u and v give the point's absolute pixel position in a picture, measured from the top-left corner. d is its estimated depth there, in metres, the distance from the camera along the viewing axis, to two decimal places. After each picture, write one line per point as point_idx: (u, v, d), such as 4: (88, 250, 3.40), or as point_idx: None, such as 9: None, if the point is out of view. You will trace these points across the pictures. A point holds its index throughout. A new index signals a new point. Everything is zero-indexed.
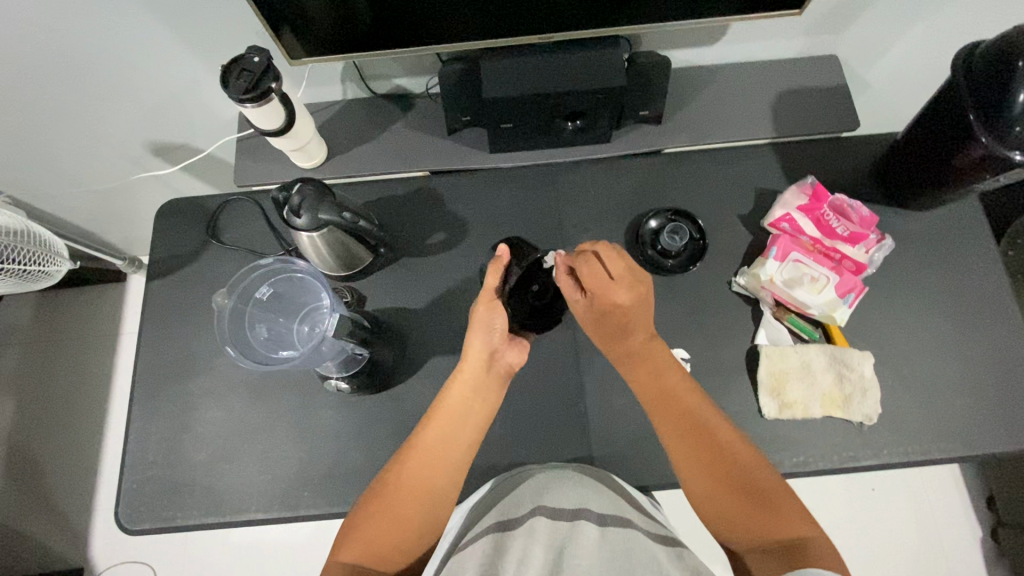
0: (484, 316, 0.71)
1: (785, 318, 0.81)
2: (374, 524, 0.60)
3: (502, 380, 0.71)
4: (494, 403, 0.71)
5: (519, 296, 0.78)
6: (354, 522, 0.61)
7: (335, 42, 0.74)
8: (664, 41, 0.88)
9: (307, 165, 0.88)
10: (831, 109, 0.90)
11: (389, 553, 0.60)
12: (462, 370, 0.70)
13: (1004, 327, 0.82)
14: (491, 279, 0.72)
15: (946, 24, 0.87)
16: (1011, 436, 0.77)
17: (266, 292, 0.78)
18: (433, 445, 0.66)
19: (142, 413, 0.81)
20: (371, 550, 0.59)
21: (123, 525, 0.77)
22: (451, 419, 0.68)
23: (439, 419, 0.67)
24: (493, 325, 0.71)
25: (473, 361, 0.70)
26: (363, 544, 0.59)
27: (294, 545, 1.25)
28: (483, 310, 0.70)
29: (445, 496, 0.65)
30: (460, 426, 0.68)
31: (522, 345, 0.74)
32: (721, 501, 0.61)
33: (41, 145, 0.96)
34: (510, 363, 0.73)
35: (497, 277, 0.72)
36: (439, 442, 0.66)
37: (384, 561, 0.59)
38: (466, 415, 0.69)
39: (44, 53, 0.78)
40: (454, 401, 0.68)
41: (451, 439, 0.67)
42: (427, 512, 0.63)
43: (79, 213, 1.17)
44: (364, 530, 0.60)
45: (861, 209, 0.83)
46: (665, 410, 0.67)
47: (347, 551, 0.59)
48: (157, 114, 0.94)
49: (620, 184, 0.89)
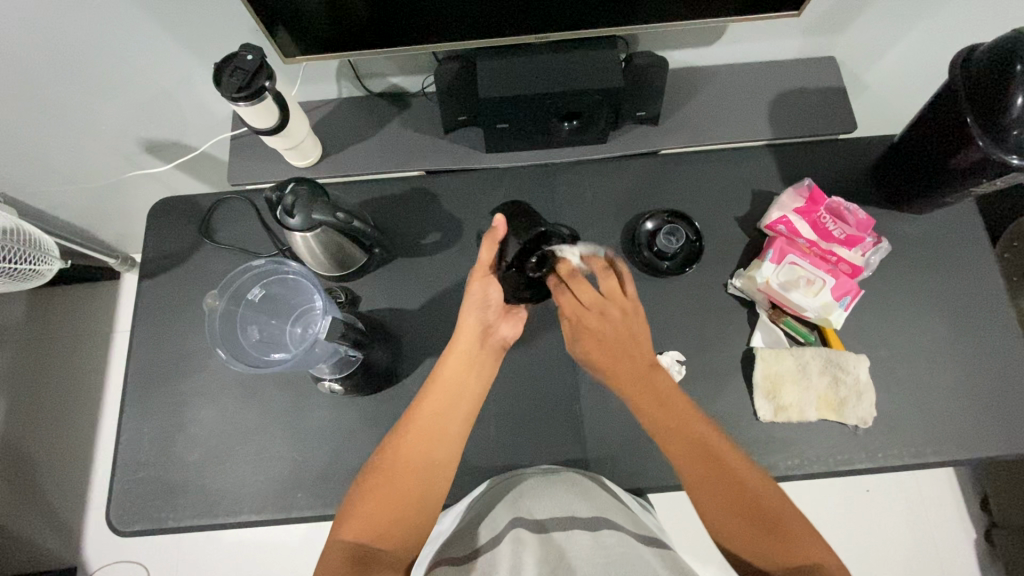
0: (478, 291, 0.71)
1: (781, 321, 0.80)
2: (372, 505, 0.60)
3: (497, 353, 0.73)
4: (488, 379, 0.71)
5: (516, 268, 0.77)
6: (351, 504, 0.61)
7: (329, 40, 0.73)
8: (662, 40, 0.87)
9: (300, 164, 0.87)
10: (829, 110, 0.89)
11: (389, 533, 0.59)
12: (457, 345, 0.70)
13: (1000, 330, 0.82)
14: (484, 254, 0.71)
15: (945, 26, 0.87)
16: (1007, 439, 0.77)
17: (258, 294, 0.77)
18: (427, 421, 0.66)
19: (134, 413, 0.81)
20: (372, 528, 0.59)
21: (115, 525, 0.76)
22: (447, 394, 0.67)
23: (436, 395, 0.67)
24: (487, 300, 0.72)
25: (466, 335, 0.70)
26: (362, 523, 0.59)
27: (289, 545, 1.25)
28: (477, 286, 0.71)
29: (442, 475, 0.64)
30: (455, 403, 0.67)
31: (517, 320, 0.76)
32: (714, 498, 0.61)
33: (32, 143, 0.95)
34: (503, 338, 0.74)
35: (491, 252, 0.71)
36: (434, 417, 0.66)
37: (385, 541, 0.59)
38: (462, 390, 0.68)
39: (34, 50, 0.77)
40: (449, 376, 0.68)
41: (447, 414, 0.66)
42: (426, 492, 0.62)
43: (71, 211, 1.17)
44: (362, 511, 0.60)
45: (858, 212, 0.83)
46: (672, 424, 0.66)
47: (346, 531, 0.59)
48: (150, 111, 0.93)
49: (617, 184, 0.88)
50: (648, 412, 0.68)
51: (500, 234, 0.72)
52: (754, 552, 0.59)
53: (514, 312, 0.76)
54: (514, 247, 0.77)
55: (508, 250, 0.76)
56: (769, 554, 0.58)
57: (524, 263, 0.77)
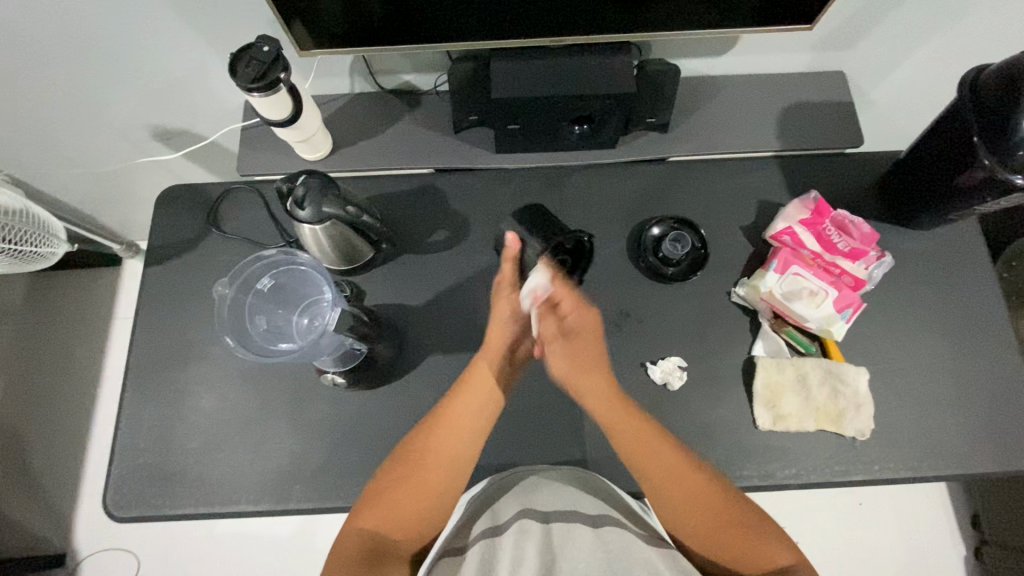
0: (506, 305, 0.73)
1: (783, 331, 0.81)
2: (393, 497, 0.61)
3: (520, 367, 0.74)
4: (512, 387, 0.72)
5: None
6: (371, 493, 0.62)
7: (345, 35, 0.74)
8: (674, 48, 0.88)
9: (311, 157, 0.88)
10: (836, 124, 0.90)
11: (406, 525, 0.61)
12: (488, 349, 0.72)
13: (998, 347, 0.83)
14: (507, 270, 0.73)
15: (953, 47, 0.88)
16: (1002, 456, 0.78)
17: (267, 284, 0.78)
18: (458, 415, 0.66)
19: (134, 399, 0.81)
20: (389, 521, 0.60)
21: (111, 511, 0.76)
22: (476, 394, 0.68)
23: (467, 391, 0.68)
24: (518, 310, 0.73)
25: (495, 346, 0.72)
26: (382, 514, 0.60)
27: (281, 538, 1.25)
28: (506, 298, 0.73)
29: (462, 473, 0.65)
30: (482, 404, 0.68)
31: None
32: (694, 502, 0.63)
33: (43, 125, 0.95)
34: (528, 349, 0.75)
35: (513, 270, 0.73)
36: (465, 413, 0.67)
37: (399, 532, 0.60)
38: (491, 390, 0.69)
39: (51, 33, 0.77)
40: (484, 375, 0.69)
41: (478, 409, 0.68)
42: (444, 489, 0.64)
43: (77, 194, 1.16)
44: (383, 501, 0.61)
45: (862, 226, 0.83)
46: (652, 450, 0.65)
47: (363, 521, 0.60)
48: (161, 99, 0.93)
49: (625, 188, 0.89)
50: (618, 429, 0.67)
51: (513, 250, 0.73)
52: (721, 553, 0.61)
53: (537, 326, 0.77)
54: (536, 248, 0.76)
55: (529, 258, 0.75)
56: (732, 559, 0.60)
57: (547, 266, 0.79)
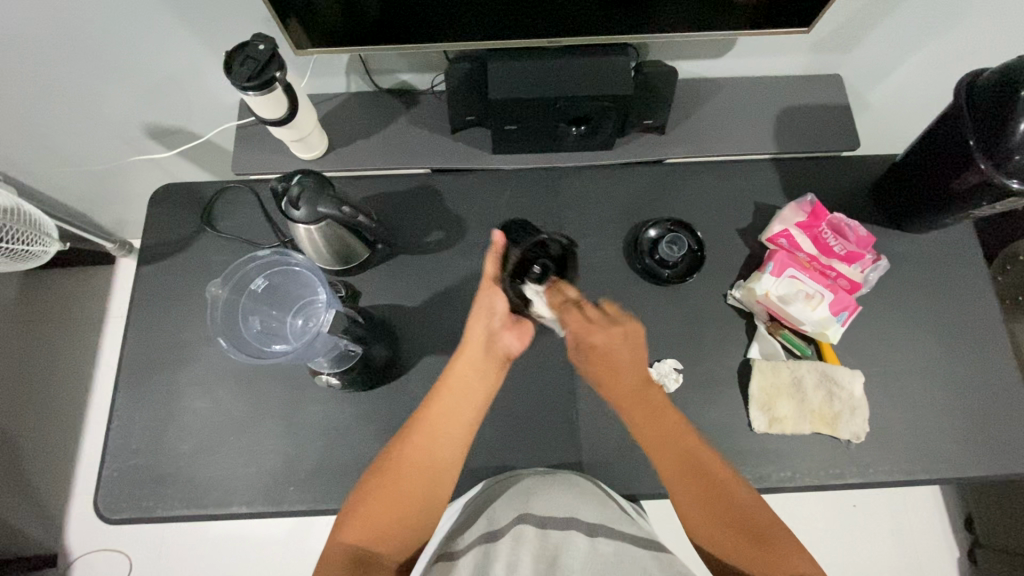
0: (485, 299, 0.75)
1: (778, 334, 0.81)
2: (376, 506, 0.61)
3: (501, 362, 0.73)
4: (493, 385, 0.71)
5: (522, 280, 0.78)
6: (355, 503, 0.62)
7: (341, 34, 0.73)
8: (672, 50, 0.88)
9: (306, 156, 0.87)
10: (833, 127, 0.91)
11: (389, 535, 0.61)
12: (464, 350, 0.72)
13: (993, 350, 0.83)
14: (489, 265, 0.76)
15: (950, 50, 0.88)
16: (996, 459, 0.78)
17: (261, 284, 0.77)
18: (435, 421, 0.66)
19: (126, 400, 0.80)
20: (371, 531, 0.60)
21: (102, 513, 0.75)
22: (452, 397, 0.68)
23: (444, 397, 0.68)
24: (493, 308, 0.74)
25: (471, 343, 0.72)
26: (364, 524, 0.61)
27: (275, 539, 1.24)
28: (483, 294, 0.75)
29: (445, 476, 0.65)
30: (460, 406, 0.68)
31: (523, 331, 0.75)
32: (693, 502, 0.65)
33: (35, 123, 0.94)
34: (508, 348, 0.74)
35: (495, 263, 0.77)
36: (442, 418, 0.66)
37: (383, 542, 0.60)
38: (468, 393, 0.69)
39: (43, 29, 0.76)
40: (455, 379, 0.69)
41: (456, 412, 0.67)
42: (428, 495, 0.63)
43: (70, 192, 1.16)
44: (364, 511, 0.61)
45: (859, 229, 0.83)
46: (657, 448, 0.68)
47: (347, 533, 0.60)
48: (155, 97, 0.92)
49: (622, 190, 0.89)
50: (642, 427, 0.70)
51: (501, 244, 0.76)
52: (729, 554, 0.62)
53: (521, 323, 0.75)
54: (517, 253, 0.79)
55: (510, 258, 0.78)
56: (744, 559, 0.61)
57: (529, 270, 0.78)
